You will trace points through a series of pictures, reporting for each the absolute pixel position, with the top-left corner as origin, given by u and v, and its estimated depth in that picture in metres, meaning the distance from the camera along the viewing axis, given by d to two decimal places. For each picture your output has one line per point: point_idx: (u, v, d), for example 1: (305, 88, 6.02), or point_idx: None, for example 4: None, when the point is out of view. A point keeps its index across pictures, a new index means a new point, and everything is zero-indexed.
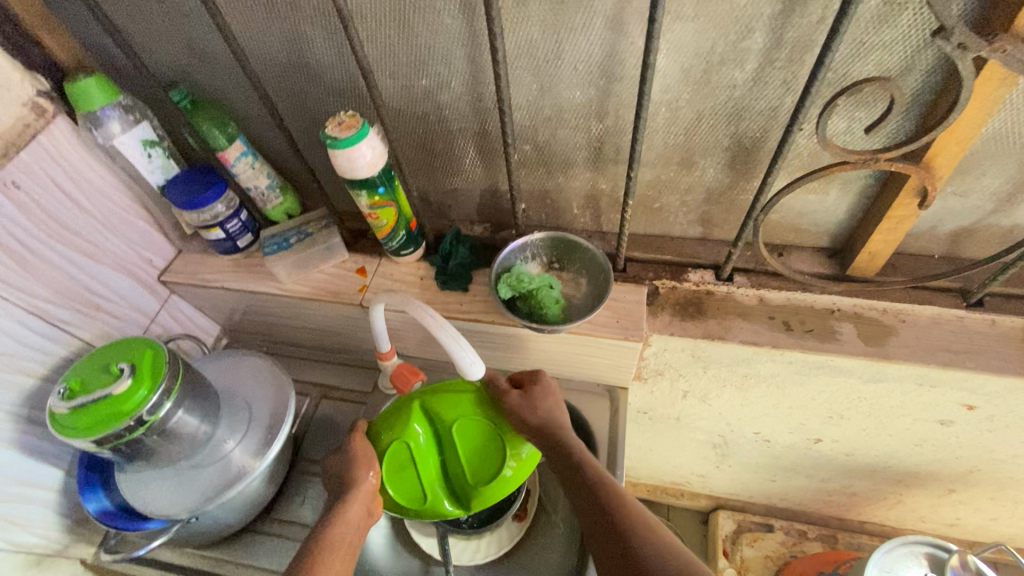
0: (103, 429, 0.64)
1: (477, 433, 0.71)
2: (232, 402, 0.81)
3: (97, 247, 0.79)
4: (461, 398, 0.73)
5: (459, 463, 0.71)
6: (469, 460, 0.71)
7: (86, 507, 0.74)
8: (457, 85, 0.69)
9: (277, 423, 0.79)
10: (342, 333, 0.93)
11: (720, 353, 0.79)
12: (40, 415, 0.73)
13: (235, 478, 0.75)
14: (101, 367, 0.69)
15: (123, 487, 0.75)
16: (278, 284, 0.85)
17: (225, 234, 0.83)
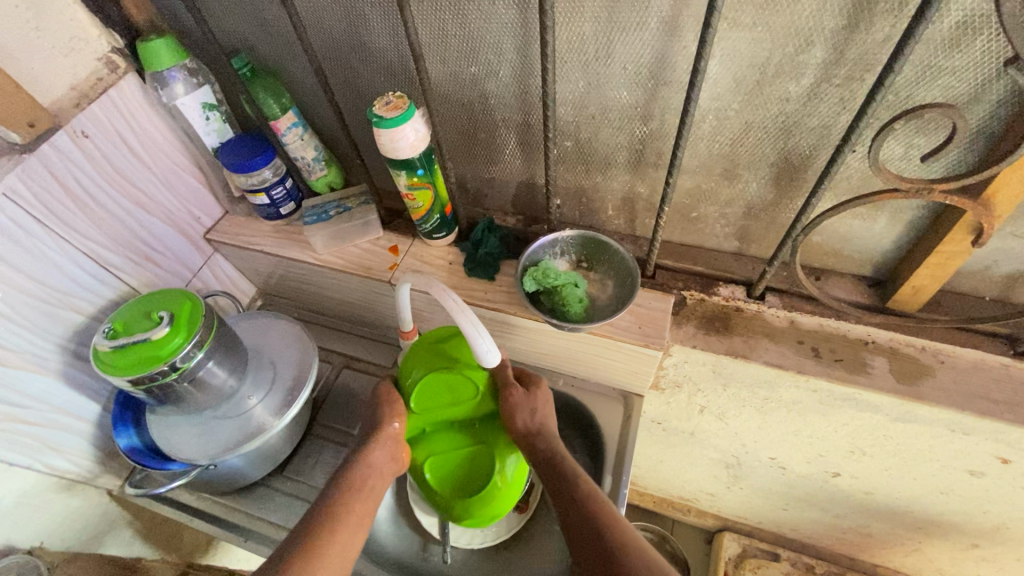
0: (140, 371, 0.68)
1: (423, 392, 0.74)
2: (259, 360, 0.84)
3: (150, 200, 0.83)
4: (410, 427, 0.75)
5: (431, 398, 0.74)
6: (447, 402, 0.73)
7: (117, 441, 0.79)
8: (505, 75, 0.70)
9: (299, 385, 0.82)
10: (369, 308, 0.95)
11: (742, 371, 0.77)
12: (85, 352, 0.78)
13: (253, 433, 0.78)
14: (143, 313, 0.73)
15: (153, 425, 0.79)
16: (312, 253, 0.88)
17: (269, 200, 0.87)
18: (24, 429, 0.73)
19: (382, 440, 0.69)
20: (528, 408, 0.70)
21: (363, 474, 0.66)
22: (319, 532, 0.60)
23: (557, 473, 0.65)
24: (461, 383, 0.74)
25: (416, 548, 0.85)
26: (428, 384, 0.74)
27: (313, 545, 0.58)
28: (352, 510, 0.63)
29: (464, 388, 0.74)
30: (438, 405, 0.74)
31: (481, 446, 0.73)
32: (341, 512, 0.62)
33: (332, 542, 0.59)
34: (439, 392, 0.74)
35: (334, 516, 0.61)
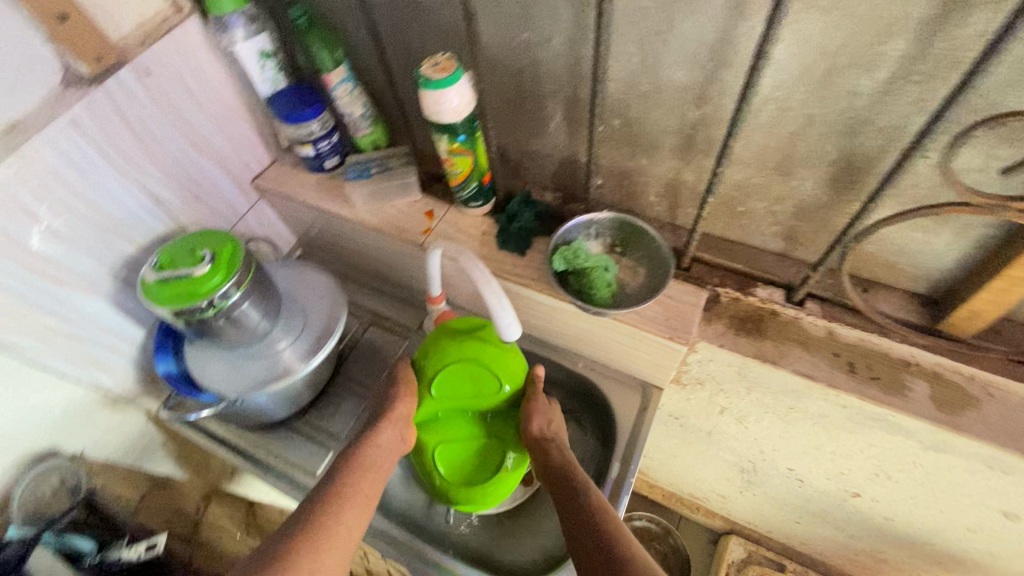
0: (182, 304, 0.72)
1: (444, 380, 0.75)
2: (291, 307, 0.87)
3: (204, 143, 0.86)
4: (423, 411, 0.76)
5: (453, 386, 0.75)
6: (466, 395, 0.75)
7: (157, 366, 0.85)
8: (558, 44, 0.67)
9: (326, 335, 0.85)
10: (401, 269, 0.97)
11: (769, 377, 0.75)
12: (133, 280, 0.83)
13: (279, 375, 0.82)
14: (188, 250, 0.77)
15: (189, 356, 0.84)
16: (351, 209, 0.89)
17: (315, 151, 0.88)
18: (78, 347, 0.78)
19: (394, 421, 0.72)
20: (547, 418, 0.74)
21: (372, 455, 0.69)
22: (325, 509, 0.62)
23: (559, 470, 0.68)
24: (483, 383, 0.74)
25: (422, 505, 0.88)
26: (452, 372, 0.74)
27: (323, 520, 0.60)
28: (359, 489, 0.65)
29: (486, 382, 0.74)
30: (458, 393, 0.75)
31: (494, 438, 0.76)
32: (350, 489, 0.64)
33: (340, 522, 0.61)
34: (462, 381, 0.74)
35: (342, 495, 0.64)
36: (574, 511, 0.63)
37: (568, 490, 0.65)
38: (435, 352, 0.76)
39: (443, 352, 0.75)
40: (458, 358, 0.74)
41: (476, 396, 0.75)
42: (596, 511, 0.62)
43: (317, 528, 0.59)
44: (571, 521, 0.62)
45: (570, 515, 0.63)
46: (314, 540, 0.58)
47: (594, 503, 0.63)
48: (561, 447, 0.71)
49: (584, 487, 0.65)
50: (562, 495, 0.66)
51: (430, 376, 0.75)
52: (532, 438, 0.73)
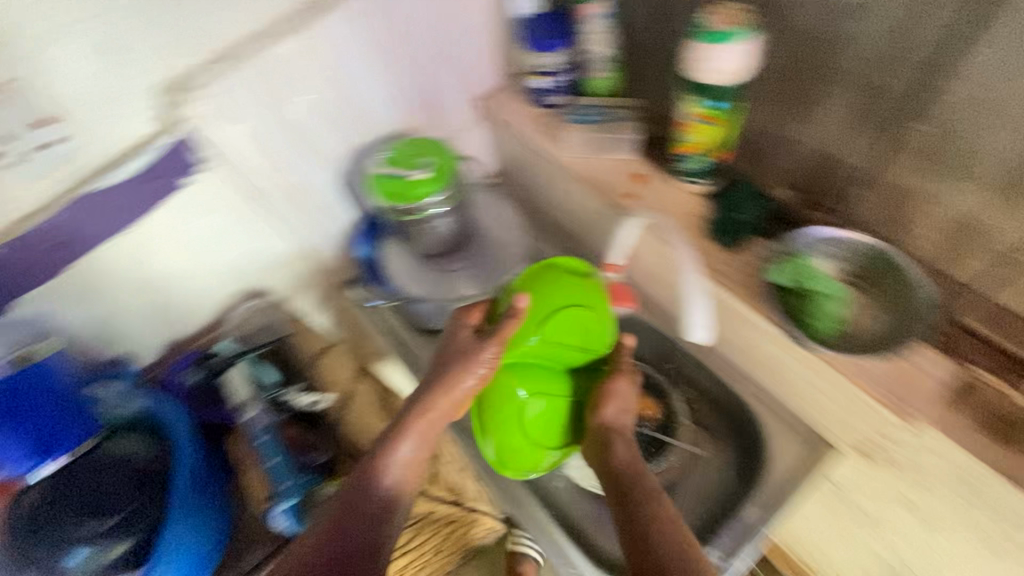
0: (395, 201, 0.77)
1: (557, 317, 0.69)
2: (478, 232, 0.91)
3: (447, 52, 0.86)
4: (521, 349, 0.69)
5: (562, 327, 0.70)
6: (569, 338, 0.70)
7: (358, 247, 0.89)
8: (892, 12, 0.54)
9: (505, 267, 0.89)
10: (585, 229, 0.92)
11: (1007, 500, 0.58)
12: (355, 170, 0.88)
13: (457, 292, 0.86)
14: (407, 151, 0.79)
15: (390, 253, 0.89)
16: (561, 153, 0.85)
17: (548, 84, 0.87)
18: (304, 219, 0.86)
19: (432, 416, 0.66)
20: (627, 406, 0.69)
21: (389, 467, 0.64)
22: (328, 528, 0.59)
23: (619, 474, 0.64)
24: (585, 335, 0.71)
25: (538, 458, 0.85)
26: (566, 316, 0.70)
27: (326, 542, 0.58)
28: (371, 504, 0.62)
29: (592, 332, 0.71)
30: (562, 341, 0.70)
31: (572, 403, 0.72)
32: (359, 506, 0.61)
33: (345, 542, 0.58)
34: (573, 329, 0.70)
35: (349, 511, 0.61)
36: (630, 518, 0.59)
37: (626, 495, 0.62)
38: (549, 286, 0.71)
39: (558, 290, 0.71)
40: (575, 300, 0.70)
41: (575, 345, 0.71)
42: (657, 525, 0.58)
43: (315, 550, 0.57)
44: (628, 526, 0.59)
45: (626, 518, 0.60)
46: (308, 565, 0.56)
47: (654, 517, 0.59)
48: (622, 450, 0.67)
49: (644, 498, 0.61)
50: (619, 497, 0.62)
51: (545, 309, 0.70)
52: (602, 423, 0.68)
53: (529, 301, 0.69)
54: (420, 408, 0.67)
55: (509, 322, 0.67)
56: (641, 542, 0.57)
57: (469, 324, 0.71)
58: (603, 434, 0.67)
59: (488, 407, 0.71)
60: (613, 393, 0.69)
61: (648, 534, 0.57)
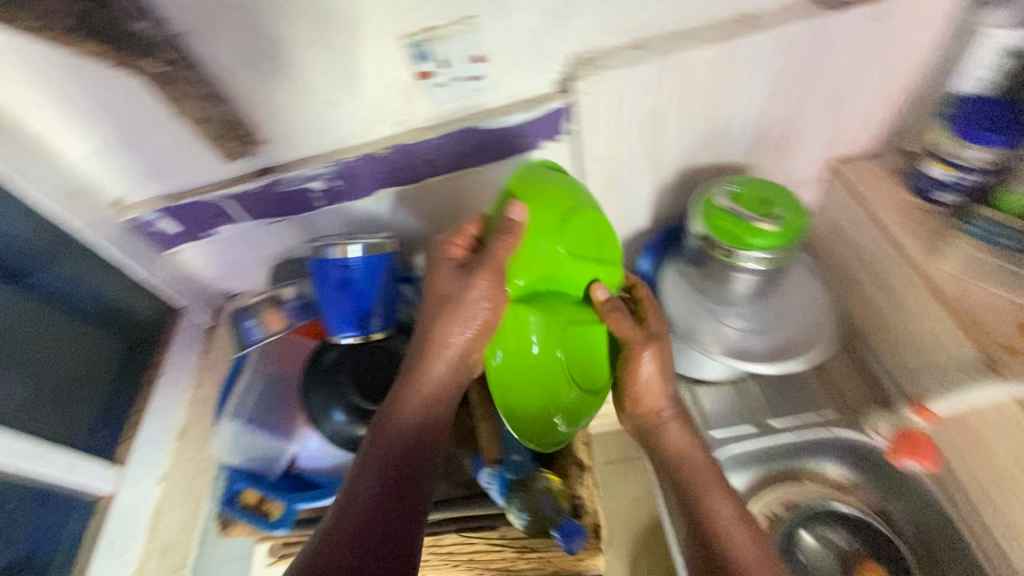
0: (718, 238, 0.71)
1: (571, 244, 0.63)
2: (778, 300, 0.80)
3: (840, 104, 0.77)
4: (537, 283, 0.64)
5: (581, 243, 0.65)
6: (586, 273, 0.66)
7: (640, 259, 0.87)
8: None
9: (795, 351, 0.75)
10: (902, 351, 0.78)
11: None
12: (677, 187, 0.85)
13: (730, 351, 0.76)
14: (757, 194, 0.73)
15: (669, 276, 0.84)
16: (928, 264, 0.71)
17: (948, 176, 0.72)
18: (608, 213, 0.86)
19: (434, 355, 0.62)
20: (659, 382, 0.68)
21: (417, 393, 0.63)
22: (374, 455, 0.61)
23: (660, 445, 0.69)
24: (573, 226, 0.63)
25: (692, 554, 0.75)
26: (586, 228, 0.64)
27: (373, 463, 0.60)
28: (408, 423, 0.62)
29: (604, 235, 0.67)
30: (578, 275, 0.65)
31: (602, 333, 0.69)
32: (394, 429, 0.61)
33: (391, 458, 0.60)
34: (591, 239, 0.65)
35: (388, 433, 0.61)
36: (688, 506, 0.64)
37: (682, 485, 0.66)
38: (527, 190, 0.63)
39: (540, 186, 0.63)
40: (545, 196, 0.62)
41: (586, 278, 0.66)
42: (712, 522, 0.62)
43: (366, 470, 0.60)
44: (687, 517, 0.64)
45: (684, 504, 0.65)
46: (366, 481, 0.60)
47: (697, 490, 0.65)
48: (672, 437, 0.68)
49: (690, 477, 0.66)
50: (677, 485, 0.66)
51: (541, 231, 0.61)
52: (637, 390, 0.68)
53: (527, 212, 0.60)
54: (422, 354, 0.63)
55: (501, 242, 0.59)
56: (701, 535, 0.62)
57: (454, 256, 0.63)
58: (654, 415, 0.69)
59: (497, 361, 0.68)
60: (650, 358, 0.67)
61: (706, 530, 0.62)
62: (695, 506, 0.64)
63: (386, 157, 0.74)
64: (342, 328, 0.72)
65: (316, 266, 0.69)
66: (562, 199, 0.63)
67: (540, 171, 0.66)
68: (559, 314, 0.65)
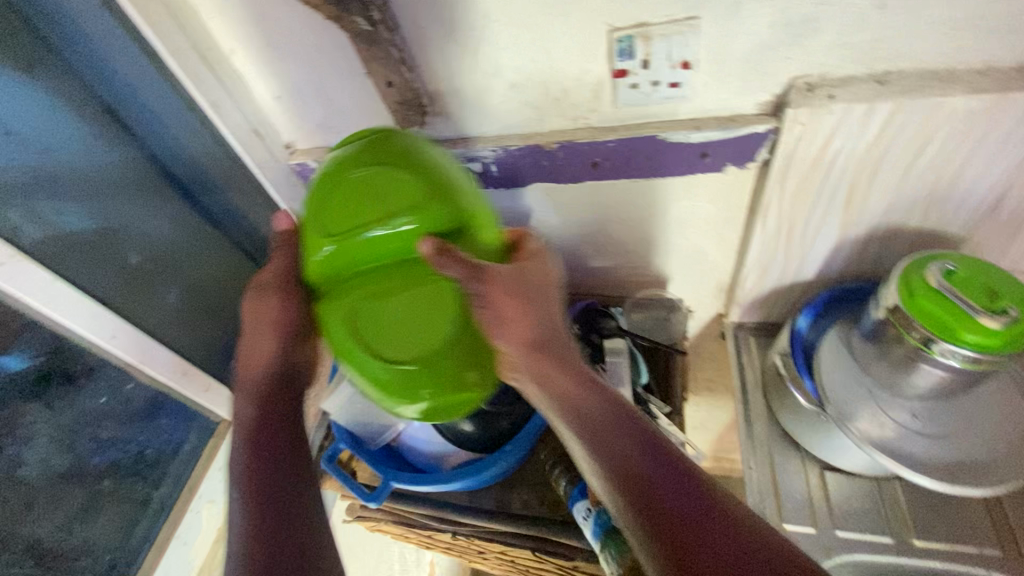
0: (916, 317, 0.60)
1: (332, 214, 0.53)
2: (962, 412, 0.67)
3: None
4: (346, 275, 0.55)
5: (343, 202, 0.53)
6: (378, 242, 0.53)
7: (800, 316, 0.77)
8: None
9: (978, 477, 0.62)
10: None
11: None
12: (867, 246, 0.73)
13: (892, 451, 0.63)
14: (986, 282, 0.60)
15: (829, 341, 0.73)
16: None
17: None
18: (771, 256, 0.76)
19: (269, 330, 0.63)
20: (549, 344, 0.57)
21: (265, 384, 0.64)
22: (243, 434, 0.61)
23: (604, 407, 0.56)
24: (394, 195, 0.53)
25: None
26: (359, 185, 0.53)
27: (244, 444, 0.60)
28: (257, 417, 0.63)
29: (371, 187, 0.53)
30: (372, 237, 0.53)
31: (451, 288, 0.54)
32: (263, 420, 0.62)
33: (251, 443, 0.61)
34: (354, 194, 0.53)
35: (246, 419, 0.63)
36: (644, 464, 0.52)
37: (633, 437, 0.54)
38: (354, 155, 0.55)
39: (359, 157, 0.54)
40: (336, 181, 0.54)
41: (390, 242, 0.53)
42: (682, 482, 0.51)
43: (240, 446, 0.60)
44: (642, 474, 0.52)
45: (636, 460, 0.53)
46: (236, 469, 0.59)
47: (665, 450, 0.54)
48: (602, 391, 0.57)
49: (644, 435, 0.54)
50: (621, 438, 0.54)
51: (326, 203, 0.54)
52: (541, 341, 0.57)
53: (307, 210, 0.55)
54: (246, 361, 0.66)
55: (275, 267, 0.63)
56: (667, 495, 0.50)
57: (262, 279, 0.64)
58: (570, 394, 0.57)
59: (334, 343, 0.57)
60: (518, 301, 0.55)
61: (680, 493, 0.50)
62: (655, 465, 0.52)
63: (552, 152, 0.70)
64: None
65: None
66: (400, 158, 0.54)
67: (356, 159, 0.54)
68: (340, 300, 0.55)
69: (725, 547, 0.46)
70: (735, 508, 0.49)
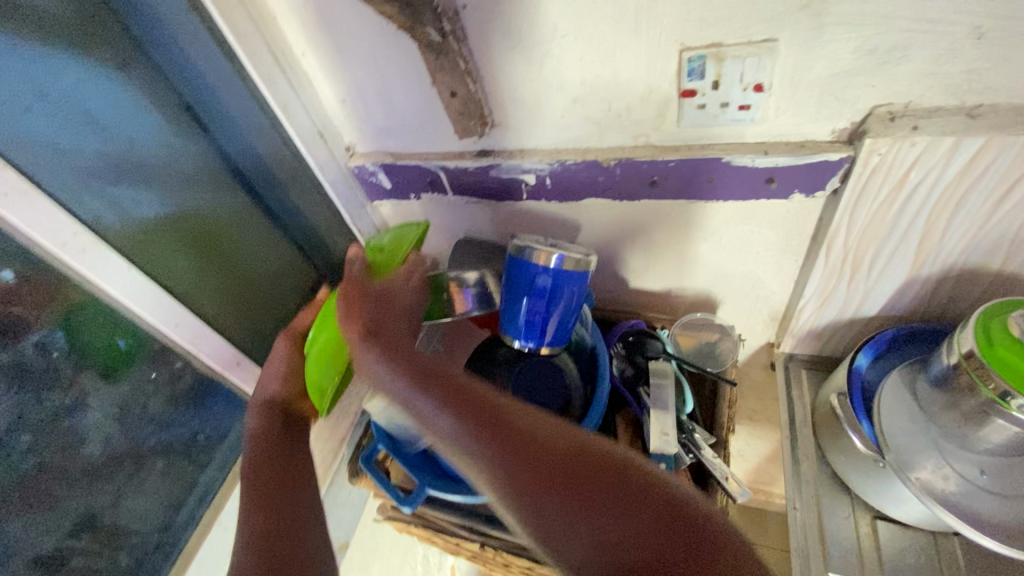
0: (992, 367, 0.56)
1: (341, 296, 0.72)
2: None
3: None
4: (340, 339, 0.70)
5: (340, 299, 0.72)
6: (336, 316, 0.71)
7: (862, 353, 0.73)
8: None
9: None
10: None
11: None
12: (941, 285, 0.68)
13: (955, 506, 0.59)
14: None
15: (892, 383, 0.69)
16: None
17: None
18: (832, 288, 0.73)
19: (274, 387, 0.74)
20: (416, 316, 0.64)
21: (262, 426, 0.70)
22: (255, 465, 0.64)
23: (474, 400, 0.48)
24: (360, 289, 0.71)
25: None
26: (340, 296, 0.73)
27: (265, 475, 0.63)
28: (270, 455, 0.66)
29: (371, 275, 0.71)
30: None
31: None
32: (264, 454, 0.66)
33: (279, 472, 0.64)
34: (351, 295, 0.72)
35: (261, 452, 0.67)
36: (534, 447, 0.45)
37: (505, 422, 0.47)
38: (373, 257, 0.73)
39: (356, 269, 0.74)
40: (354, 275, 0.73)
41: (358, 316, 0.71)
42: (576, 457, 0.45)
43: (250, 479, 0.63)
44: (530, 463, 0.44)
45: (520, 448, 0.45)
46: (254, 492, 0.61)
47: (544, 428, 0.47)
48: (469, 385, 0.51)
49: (518, 414, 0.48)
50: (496, 428, 0.46)
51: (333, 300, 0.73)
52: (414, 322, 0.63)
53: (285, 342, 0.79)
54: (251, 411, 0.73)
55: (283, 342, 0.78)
56: (572, 484, 0.43)
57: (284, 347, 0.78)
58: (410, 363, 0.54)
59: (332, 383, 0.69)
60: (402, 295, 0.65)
61: (580, 474, 0.44)
62: (545, 442, 0.46)
63: (610, 168, 0.69)
64: (512, 332, 0.75)
65: (512, 262, 0.70)
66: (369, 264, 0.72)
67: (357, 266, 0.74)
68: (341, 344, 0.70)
69: (647, 514, 0.42)
70: (632, 466, 0.45)
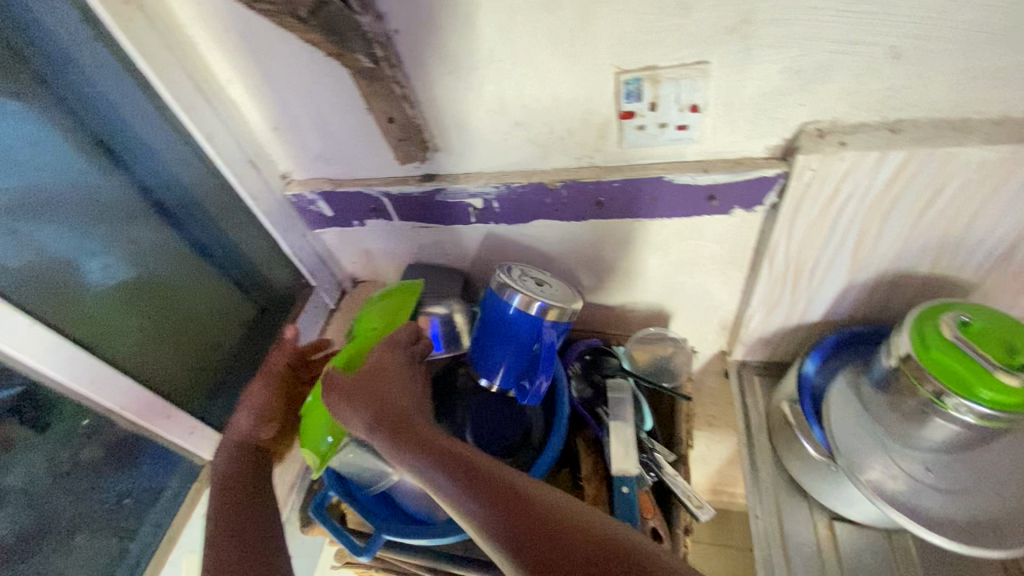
0: (930, 369, 0.58)
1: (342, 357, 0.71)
2: (977, 466, 0.65)
3: None
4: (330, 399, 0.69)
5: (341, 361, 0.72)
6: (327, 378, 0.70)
7: (807, 360, 0.75)
8: None
9: (993, 536, 0.59)
10: None
11: None
12: (876, 291, 0.71)
13: (901, 504, 0.61)
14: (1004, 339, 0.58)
15: (839, 387, 0.71)
16: None
17: None
18: (777, 298, 0.75)
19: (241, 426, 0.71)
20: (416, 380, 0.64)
21: (228, 467, 0.69)
22: (222, 503, 0.65)
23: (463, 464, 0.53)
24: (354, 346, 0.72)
25: None
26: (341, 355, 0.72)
27: (231, 513, 0.64)
28: (236, 489, 0.67)
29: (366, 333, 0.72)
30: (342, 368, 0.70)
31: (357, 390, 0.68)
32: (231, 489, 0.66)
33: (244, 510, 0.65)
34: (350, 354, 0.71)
35: (227, 488, 0.67)
36: (509, 502, 0.49)
37: (490, 481, 0.51)
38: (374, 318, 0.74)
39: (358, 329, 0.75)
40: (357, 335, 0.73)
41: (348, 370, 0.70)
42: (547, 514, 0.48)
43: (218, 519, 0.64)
44: (505, 515, 0.48)
45: (497, 502, 0.49)
46: (219, 534, 0.62)
47: (522, 488, 0.51)
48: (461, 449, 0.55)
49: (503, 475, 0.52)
50: (479, 485, 0.51)
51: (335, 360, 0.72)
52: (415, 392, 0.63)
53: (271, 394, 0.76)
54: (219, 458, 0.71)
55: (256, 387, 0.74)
56: (537, 533, 0.46)
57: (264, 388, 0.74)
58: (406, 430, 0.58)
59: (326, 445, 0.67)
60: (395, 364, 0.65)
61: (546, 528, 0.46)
62: (520, 499, 0.49)
63: (556, 190, 0.68)
64: (501, 378, 0.71)
65: (492, 302, 0.68)
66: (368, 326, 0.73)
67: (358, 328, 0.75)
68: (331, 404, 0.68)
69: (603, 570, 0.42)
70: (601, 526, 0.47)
